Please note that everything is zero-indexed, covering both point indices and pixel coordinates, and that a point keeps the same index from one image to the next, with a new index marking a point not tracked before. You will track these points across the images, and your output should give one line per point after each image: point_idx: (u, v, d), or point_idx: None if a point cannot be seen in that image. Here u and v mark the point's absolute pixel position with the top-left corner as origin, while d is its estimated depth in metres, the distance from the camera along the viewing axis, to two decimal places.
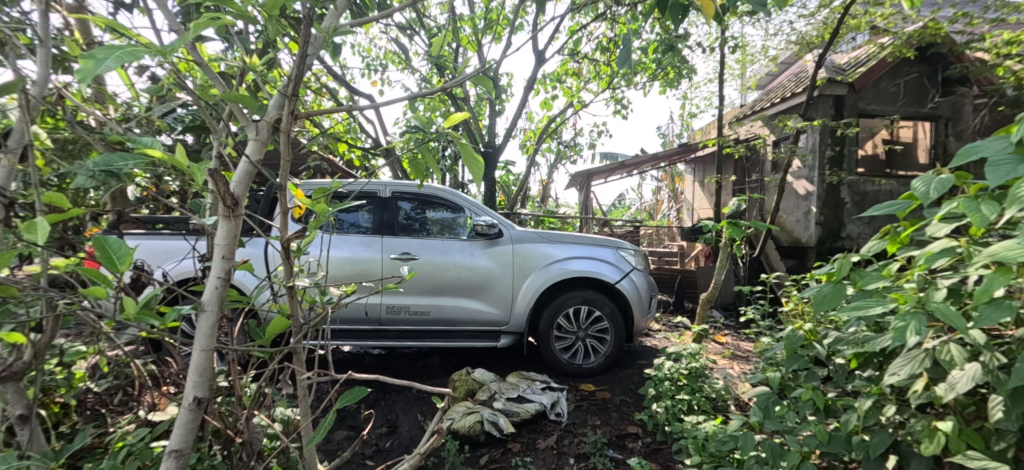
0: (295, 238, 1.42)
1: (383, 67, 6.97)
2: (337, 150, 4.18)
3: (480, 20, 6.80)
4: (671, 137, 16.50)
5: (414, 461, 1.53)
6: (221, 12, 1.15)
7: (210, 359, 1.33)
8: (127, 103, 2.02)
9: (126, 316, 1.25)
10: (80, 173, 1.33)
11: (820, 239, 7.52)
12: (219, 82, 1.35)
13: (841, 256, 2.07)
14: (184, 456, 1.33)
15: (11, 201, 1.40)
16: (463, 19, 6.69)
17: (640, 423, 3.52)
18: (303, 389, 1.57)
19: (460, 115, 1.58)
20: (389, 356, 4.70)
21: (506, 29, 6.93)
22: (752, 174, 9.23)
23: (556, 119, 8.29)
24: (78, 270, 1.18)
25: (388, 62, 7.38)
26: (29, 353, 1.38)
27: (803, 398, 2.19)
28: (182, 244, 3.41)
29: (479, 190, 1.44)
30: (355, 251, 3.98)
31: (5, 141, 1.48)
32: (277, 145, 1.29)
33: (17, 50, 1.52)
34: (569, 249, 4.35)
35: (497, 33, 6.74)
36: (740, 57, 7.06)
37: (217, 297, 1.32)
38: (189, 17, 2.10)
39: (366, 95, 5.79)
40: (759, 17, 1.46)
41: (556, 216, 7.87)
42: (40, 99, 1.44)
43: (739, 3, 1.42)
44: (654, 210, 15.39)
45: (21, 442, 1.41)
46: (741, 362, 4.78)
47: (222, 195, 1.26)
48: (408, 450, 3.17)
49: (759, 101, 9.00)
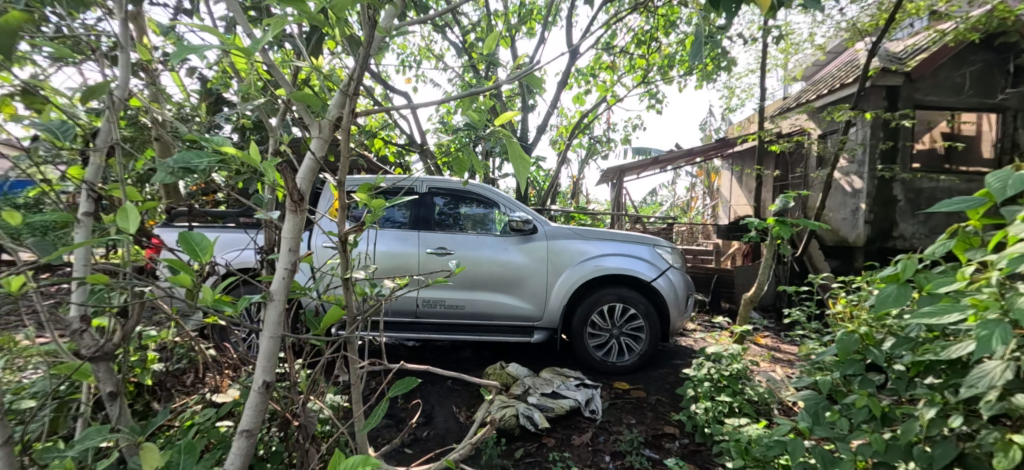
0: (352, 232, 1.48)
1: (417, 64, 7.05)
2: (374, 145, 4.26)
3: (514, 14, 6.85)
4: (708, 132, 16.22)
5: (463, 450, 1.57)
6: (293, 14, 1.20)
7: (277, 345, 1.40)
8: (184, 98, 2.12)
9: (205, 302, 1.33)
10: (162, 169, 1.38)
11: (869, 238, 7.18)
12: (285, 84, 1.43)
13: (906, 256, 1.98)
14: (254, 436, 1.40)
15: (100, 195, 1.46)
16: (497, 15, 6.71)
17: (678, 424, 3.47)
18: (357, 376, 1.64)
19: (510, 113, 1.65)
20: (423, 349, 4.80)
21: (539, 23, 6.91)
22: (795, 169, 8.91)
23: (588, 114, 8.24)
24: (162, 257, 1.24)
25: (423, 59, 7.49)
26: (119, 335, 1.41)
27: (859, 405, 2.12)
28: (240, 236, 3.58)
29: (525, 187, 1.50)
30: (392, 246, 4.07)
31: (93, 139, 1.55)
32: (339, 143, 1.35)
33: (96, 53, 1.60)
34: (605, 246, 4.34)
35: (531, 26, 6.75)
36: (784, 47, 6.80)
37: (284, 287, 1.38)
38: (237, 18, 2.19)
39: (401, 93, 5.91)
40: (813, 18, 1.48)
41: (587, 213, 7.84)
42: (124, 101, 1.51)
43: None
44: (689, 207, 15.10)
45: (111, 416, 1.46)
46: (783, 365, 4.66)
47: (290, 190, 1.32)
48: (447, 441, 3.24)
49: (804, 93, 8.65)
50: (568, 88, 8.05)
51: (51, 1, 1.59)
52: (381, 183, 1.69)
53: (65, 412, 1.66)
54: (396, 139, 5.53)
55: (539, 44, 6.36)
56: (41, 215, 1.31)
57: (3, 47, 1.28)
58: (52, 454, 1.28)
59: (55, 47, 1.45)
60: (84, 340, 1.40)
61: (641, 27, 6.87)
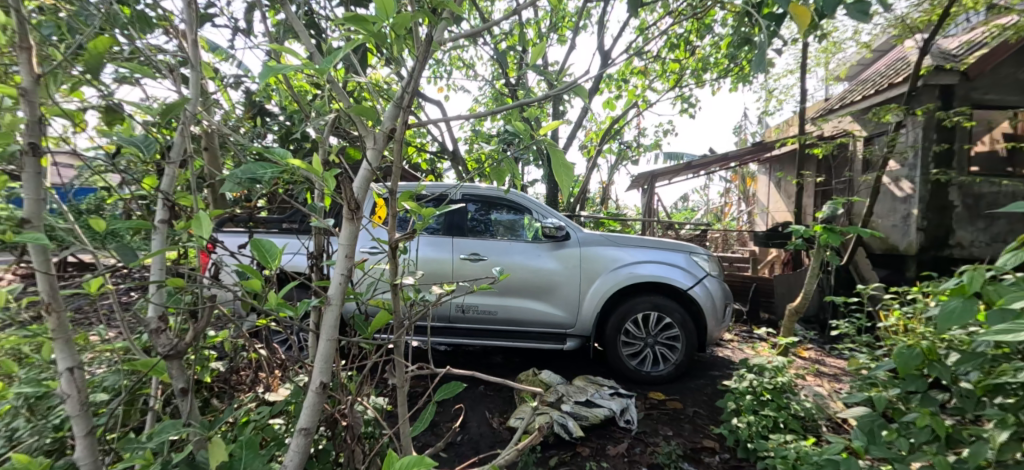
0: (402, 240, 1.53)
1: (449, 73, 7.19)
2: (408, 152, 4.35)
3: (544, 21, 6.91)
4: (744, 137, 15.90)
5: (505, 457, 1.59)
6: (354, 32, 1.26)
7: (333, 348, 1.45)
8: (232, 108, 2.22)
9: (269, 304, 1.40)
10: (230, 179, 1.47)
11: (922, 246, 6.83)
12: (342, 97, 1.50)
13: (972, 267, 1.90)
14: (310, 434, 1.46)
15: (173, 204, 1.55)
16: (527, 24, 6.80)
17: (717, 438, 3.38)
18: (403, 380, 1.69)
19: (555, 123, 1.69)
20: (456, 354, 4.84)
21: (569, 29, 6.95)
22: (840, 174, 8.59)
23: (619, 120, 8.18)
24: (234, 261, 1.32)
25: (453, 67, 7.63)
26: (192, 335, 1.50)
27: (921, 424, 2.04)
28: (291, 242, 3.73)
29: (567, 195, 1.52)
30: (427, 252, 4.15)
31: (166, 153, 1.66)
32: (392, 155, 1.40)
33: (166, 72, 1.71)
34: (638, 253, 4.29)
35: (561, 33, 6.81)
36: (827, 46, 6.57)
37: (340, 292, 1.44)
38: (285, 29, 2.30)
39: (434, 102, 6.04)
40: (861, 22, 1.48)
41: (617, 219, 7.77)
42: (193, 117, 1.61)
43: (837, 7, 1.44)
44: (723, 214, 14.78)
45: (182, 411, 1.54)
46: (830, 380, 4.49)
47: (348, 199, 1.38)
48: (483, 446, 3.26)
49: (849, 94, 8.34)
50: (598, 94, 8.03)
51: (124, 25, 1.71)
52: (424, 191, 1.73)
53: (136, 406, 1.77)
54: (429, 147, 5.63)
55: (569, 49, 6.38)
56: (121, 222, 1.41)
57: (93, 70, 1.38)
58: (132, 446, 1.37)
59: (132, 67, 1.56)
60: (161, 339, 1.49)
61: (674, 30, 6.79)
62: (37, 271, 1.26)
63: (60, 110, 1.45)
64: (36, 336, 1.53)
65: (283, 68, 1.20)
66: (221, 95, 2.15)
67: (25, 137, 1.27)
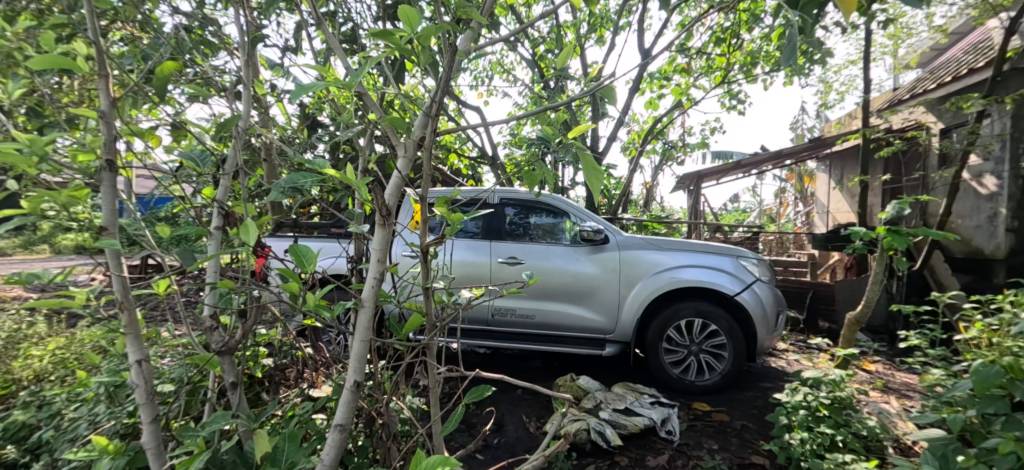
0: (432, 244, 1.60)
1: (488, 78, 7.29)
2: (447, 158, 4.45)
3: (582, 24, 6.92)
4: (802, 132, 15.27)
5: (536, 462, 1.62)
6: (380, 46, 1.34)
7: (366, 348, 1.54)
8: (287, 121, 2.33)
9: (307, 306, 1.49)
10: (275, 189, 1.58)
11: (1013, 248, 6.15)
12: (376, 109, 1.60)
13: None
14: (346, 431, 1.54)
15: (226, 212, 1.70)
16: (568, 26, 6.82)
17: (768, 454, 3.27)
18: (434, 381, 1.75)
19: (585, 126, 1.71)
20: (494, 356, 4.92)
21: (609, 30, 6.96)
22: (911, 171, 8.13)
23: (662, 119, 8.07)
24: (278, 266, 1.42)
25: (494, 73, 7.72)
26: (241, 333, 1.61)
27: (1004, 450, 1.98)
28: (334, 245, 3.88)
29: (596, 193, 1.55)
30: (466, 255, 4.24)
31: (222, 165, 1.79)
32: (421, 163, 1.48)
33: (226, 91, 1.84)
34: (681, 257, 4.22)
35: (601, 34, 6.83)
36: (895, 31, 6.23)
37: (373, 294, 1.52)
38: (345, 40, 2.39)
39: (473, 109, 6.17)
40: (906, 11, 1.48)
41: (661, 222, 7.65)
42: (246, 132, 1.73)
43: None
44: (778, 214, 14.24)
45: (231, 403, 1.66)
46: (899, 396, 4.28)
47: (379, 205, 1.46)
48: (523, 451, 3.30)
49: (920, 83, 7.87)
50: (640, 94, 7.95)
51: (189, 48, 1.84)
52: (456, 196, 1.79)
53: (196, 397, 1.91)
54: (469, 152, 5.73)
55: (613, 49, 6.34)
56: (182, 229, 1.57)
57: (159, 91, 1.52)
58: (189, 433, 1.48)
59: (195, 89, 1.69)
60: (214, 336, 1.61)
61: (718, 26, 6.66)
62: (112, 273, 1.40)
63: (134, 129, 1.59)
64: (112, 332, 1.70)
65: (318, 83, 1.32)
66: (277, 108, 2.27)
67: (103, 154, 1.41)
